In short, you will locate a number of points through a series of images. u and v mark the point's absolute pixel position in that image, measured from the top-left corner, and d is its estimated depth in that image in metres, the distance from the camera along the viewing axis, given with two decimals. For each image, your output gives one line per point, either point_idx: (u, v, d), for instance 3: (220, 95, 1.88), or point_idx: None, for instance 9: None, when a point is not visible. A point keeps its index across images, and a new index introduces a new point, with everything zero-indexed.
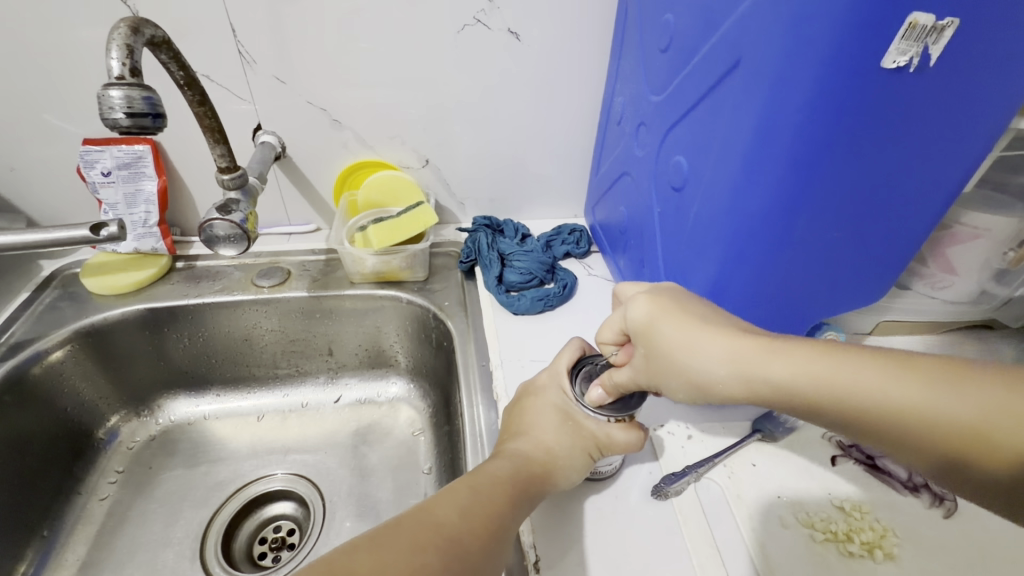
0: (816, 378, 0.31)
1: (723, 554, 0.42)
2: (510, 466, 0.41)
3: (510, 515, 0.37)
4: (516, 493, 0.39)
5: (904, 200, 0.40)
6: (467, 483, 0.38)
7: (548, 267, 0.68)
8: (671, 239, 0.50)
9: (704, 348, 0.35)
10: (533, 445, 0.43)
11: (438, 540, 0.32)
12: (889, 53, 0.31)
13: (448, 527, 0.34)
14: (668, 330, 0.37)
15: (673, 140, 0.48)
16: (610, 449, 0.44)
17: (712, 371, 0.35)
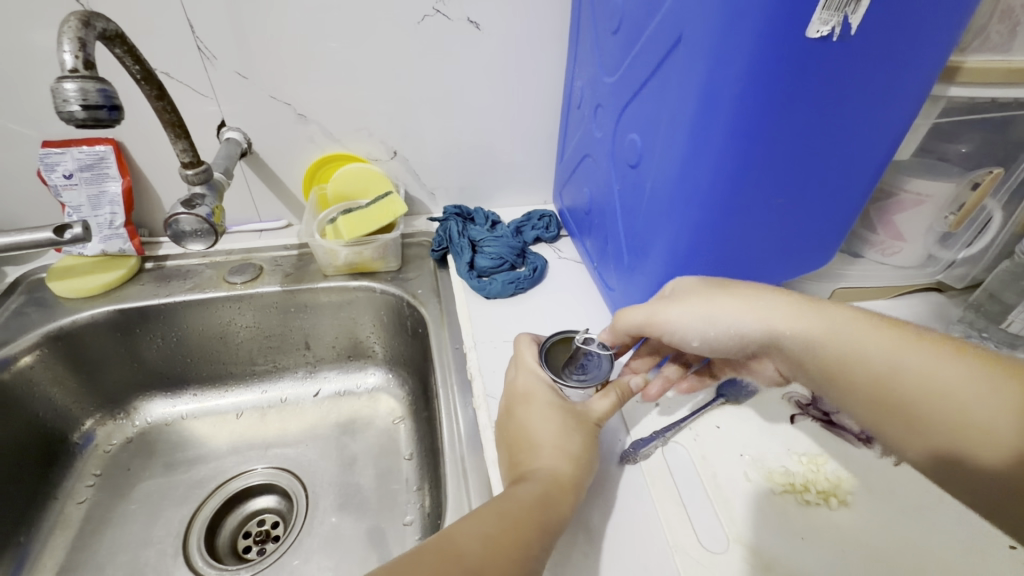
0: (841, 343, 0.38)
1: (689, 509, 0.44)
2: (538, 489, 0.39)
3: (537, 546, 0.36)
4: (546, 519, 0.37)
5: (839, 164, 0.42)
6: (496, 508, 0.37)
7: (519, 252, 0.70)
8: (630, 214, 0.52)
9: (772, 320, 0.40)
10: (555, 459, 0.42)
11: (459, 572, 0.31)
12: (812, 22, 0.33)
13: (471, 559, 0.32)
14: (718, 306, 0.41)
15: (627, 118, 0.50)
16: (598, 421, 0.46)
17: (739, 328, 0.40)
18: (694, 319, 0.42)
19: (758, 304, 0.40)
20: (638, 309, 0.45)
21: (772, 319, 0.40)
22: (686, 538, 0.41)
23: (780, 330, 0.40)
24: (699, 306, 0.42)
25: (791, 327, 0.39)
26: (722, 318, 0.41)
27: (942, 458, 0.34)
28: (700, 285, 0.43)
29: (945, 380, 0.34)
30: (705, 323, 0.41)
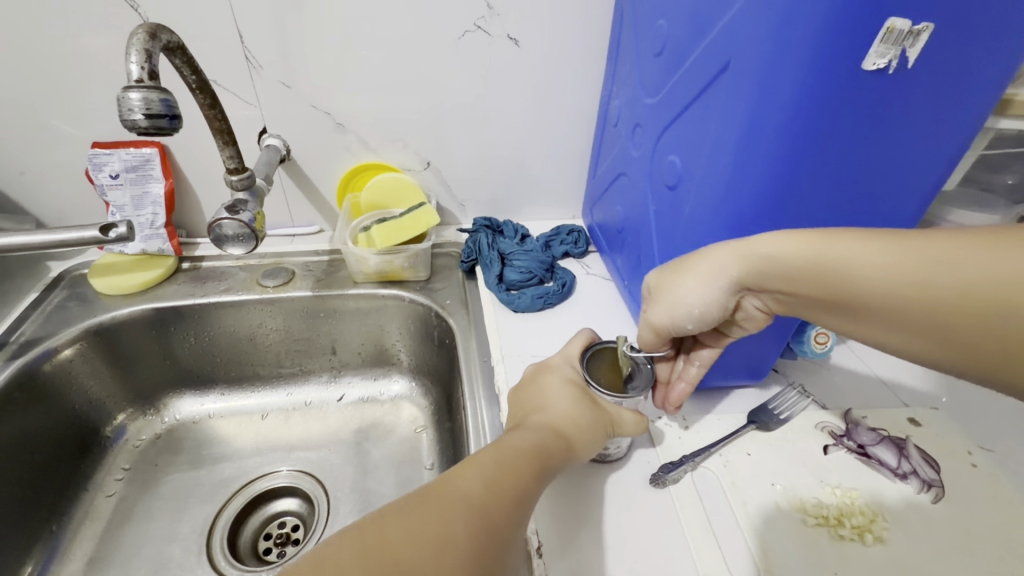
0: (801, 264, 0.36)
1: (719, 537, 0.43)
2: (534, 437, 0.40)
3: (535, 483, 0.37)
4: (539, 462, 0.39)
5: (886, 195, 0.42)
6: (492, 450, 0.38)
7: (547, 266, 0.70)
8: (666, 236, 0.52)
9: (731, 261, 0.39)
10: (554, 416, 0.43)
11: (465, 509, 0.33)
12: (868, 55, 0.33)
13: (473, 495, 0.34)
14: (674, 284, 0.42)
15: (667, 140, 0.50)
16: (621, 430, 0.45)
17: (708, 293, 0.40)
18: (674, 309, 0.42)
19: (700, 267, 0.41)
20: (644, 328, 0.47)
21: (733, 271, 0.39)
22: (715, 567, 0.41)
23: (731, 277, 0.39)
24: (670, 292, 0.42)
25: (747, 270, 0.38)
26: (688, 298, 0.41)
27: (917, 342, 0.34)
28: (665, 273, 0.44)
29: (873, 275, 0.33)
30: (679, 308, 0.42)
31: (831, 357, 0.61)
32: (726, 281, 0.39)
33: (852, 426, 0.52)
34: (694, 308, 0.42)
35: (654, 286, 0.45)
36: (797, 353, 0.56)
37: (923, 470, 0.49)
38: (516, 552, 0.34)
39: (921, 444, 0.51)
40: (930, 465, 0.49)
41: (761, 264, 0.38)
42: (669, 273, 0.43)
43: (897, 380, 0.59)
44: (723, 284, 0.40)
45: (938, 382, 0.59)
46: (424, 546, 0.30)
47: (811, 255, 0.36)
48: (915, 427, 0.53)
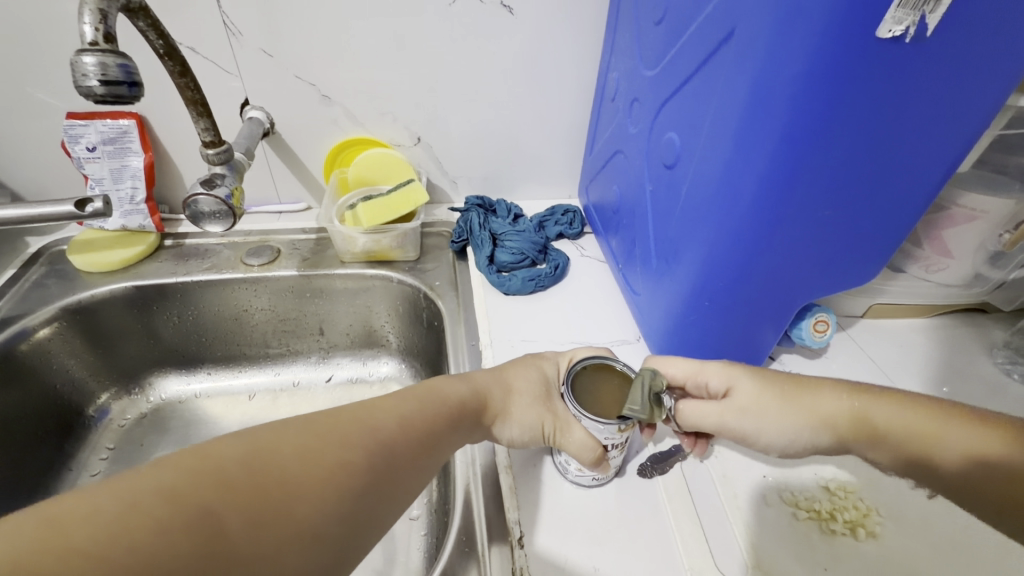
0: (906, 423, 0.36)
1: (706, 530, 0.42)
2: (467, 392, 0.40)
3: (447, 438, 0.37)
4: (459, 417, 0.38)
5: (896, 177, 0.39)
6: (416, 395, 0.38)
7: (541, 248, 0.68)
8: (663, 217, 0.49)
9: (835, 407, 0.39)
10: (497, 380, 0.43)
11: (371, 441, 0.33)
12: (885, 21, 0.30)
13: (383, 431, 0.34)
14: (767, 407, 0.41)
15: (666, 116, 0.47)
16: (561, 440, 0.41)
17: (809, 430, 0.39)
18: (772, 430, 0.40)
19: (805, 407, 0.40)
20: (712, 413, 0.43)
21: (838, 421, 0.38)
22: (701, 560, 0.39)
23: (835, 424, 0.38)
24: (770, 417, 0.40)
25: (852, 425, 0.38)
26: (790, 428, 0.40)
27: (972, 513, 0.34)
28: (769, 390, 0.41)
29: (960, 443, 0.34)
30: (782, 432, 0.40)
31: (830, 345, 0.59)
32: (830, 434, 0.39)
33: None
34: (790, 438, 0.40)
35: (742, 397, 0.42)
36: (795, 341, 0.54)
37: None
38: (408, 497, 0.34)
39: None
40: None
41: (871, 427, 0.37)
42: (773, 395, 0.41)
43: (896, 370, 0.57)
44: (824, 437, 0.39)
45: (939, 370, 0.58)
46: (317, 463, 0.30)
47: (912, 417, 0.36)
48: None
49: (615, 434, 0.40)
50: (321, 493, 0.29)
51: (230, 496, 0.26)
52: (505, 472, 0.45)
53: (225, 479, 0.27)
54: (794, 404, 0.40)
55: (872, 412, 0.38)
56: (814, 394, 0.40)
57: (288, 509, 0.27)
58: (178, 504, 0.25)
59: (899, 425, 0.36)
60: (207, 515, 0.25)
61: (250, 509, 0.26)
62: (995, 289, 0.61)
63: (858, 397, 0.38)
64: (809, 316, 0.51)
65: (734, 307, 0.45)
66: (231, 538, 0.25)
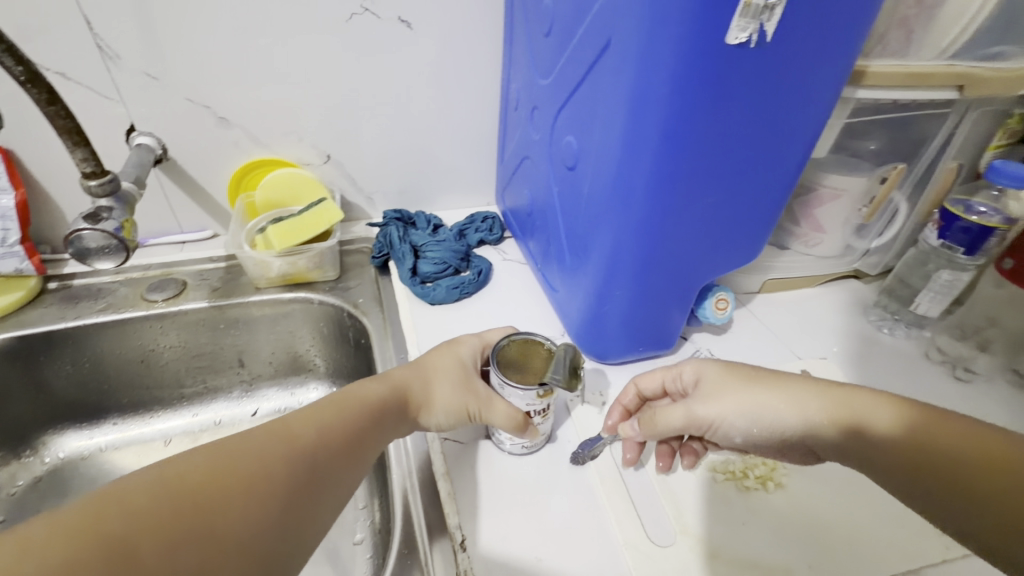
0: (868, 411, 0.36)
1: (637, 505, 0.44)
2: (384, 390, 0.41)
3: (372, 436, 0.38)
4: (381, 416, 0.39)
5: (763, 164, 0.44)
6: (335, 400, 0.39)
7: (463, 255, 0.69)
8: (571, 215, 0.52)
9: (801, 397, 0.38)
10: (416, 373, 0.43)
11: (291, 450, 0.34)
12: (731, 29, 0.34)
13: (304, 440, 0.35)
14: (734, 389, 0.41)
15: (563, 120, 0.50)
16: (488, 416, 0.42)
17: (782, 411, 0.39)
18: (736, 410, 0.41)
19: (773, 394, 0.39)
20: (676, 408, 0.43)
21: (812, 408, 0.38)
22: (635, 534, 0.42)
23: (807, 410, 0.38)
24: (734, 398, 0.41)
25: (824, 412, 0.37)
26: (763, 411, 0.39)
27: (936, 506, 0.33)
28: (733, 375, 0.42)
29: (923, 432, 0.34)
30: (749, 415, 0.40)
31: (735, 321, 0.65)
32: (800, 416, 0.38)
33: None
34: (755, 421, 0.40)
35: (705, 385, 0.43)
36: (702, 320, 0.58)
37: None
38: (339, 500, 0.35)
39: None
40: None
41: (845, 414, 0.36)
42: (740, 381, 0.42)
43: (790, 336, 0.64)
44: (792, 418, 0.38)
45: (826, 332, 0.65)
46: (232, 480, 0.30)
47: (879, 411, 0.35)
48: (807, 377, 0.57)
49: (536, 400, 0.42)
50: (240, 507, 0.30)
51: (139, 525, 0.26)
52: (445, 479, 0.45)
53: (135, 507, 0.27)
54: (768, 388, 0.40)
55: (852, 397, 0.37)
56: (792, 388, 0.39)
57: (205, 531, 0.28)
58: (80, 540, 0.25)
59: (884, 422, 0.35)
60: (115, 546, 0.25)
61: (161, 535, 0.27)
62: (864, 257, 0.69)
63: (840, 390, 0.38)
64: (710, 296, 0.56)
65: (642, 292, 0.49)
66: (143, 562, 0.25)
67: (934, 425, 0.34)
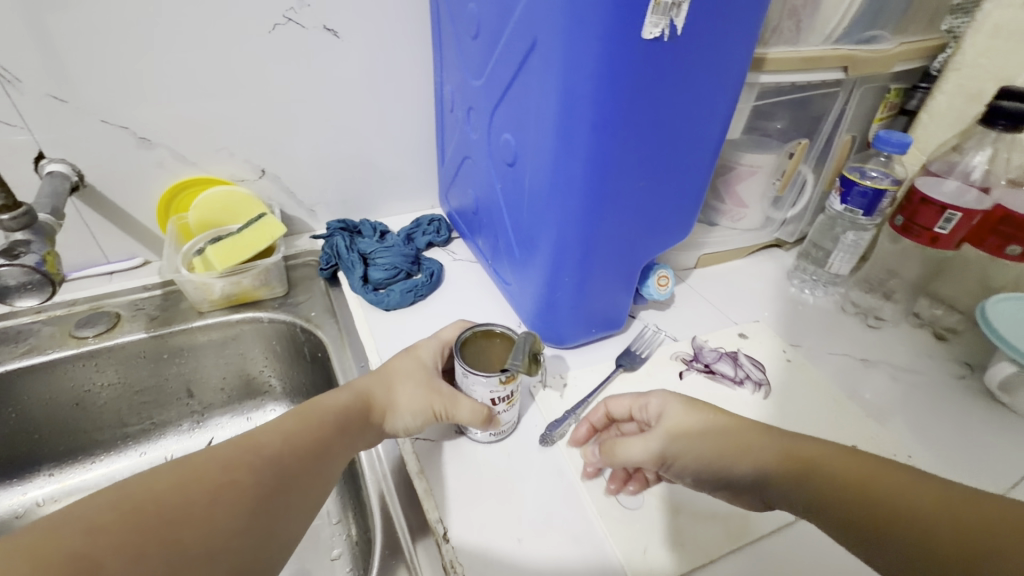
0: (820, 458, 0.34)
1: (606, 475, 0.47)
2: (351, 397, 0.42)
3: (339, 443, 0.39)
4: (347, 423, 0.40)
5: (685, 147, 0.48)
6: (299, 410, 0.40)
7: (413, 259, 0.69)
8: (515, 209, 0.54)
9: (756, 441, 0.37)
10: (377, 381, 0.44)
11: (259, 456, 0.35)
12: (645, 25, 0.37)
13: (269, 445, 0.36)
14: (693, 429, 0.40)
15: (499, 119, 0.52)
16: (452, 415, 0.44)
17: (737, 458, 0.37)
18: (694, 451, 0.39)
19: (729, 436, 0.38)
20: (638, 440, 0.41)
21: (768, 454, 0.36)
22: (606, 502, 0.44)
23: (760, 458, 0.36)
24: (691, 436, 0.39)
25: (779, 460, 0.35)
26: (720, 455, 0.37)
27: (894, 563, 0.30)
28: (696, 412, 0.41)
29: (877, 481, 0.32)
30: (705, 457, 0.38)
31: (676, 296, 0.69)
32: (755, 464, 0.36)
33: (699, 349, 0.60)
34: (708, 462, 0.38)
35: (669, 420, 0.42)
36: (646, 297, 0.62)
37: (754, 373, 0.57)
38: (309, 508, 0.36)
39: (750, 352, 0.60)
40: (757, 367, 0.58)
41: (797, 461, 0.35)
42: (698, 420, 0.40)
43: (727, 305, 0.69)
44: (747, 465, 0.36)
45: (757, 297, 0.71)
46: (198, 488, 0.31)
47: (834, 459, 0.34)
48: (744, 339, 0.62)
49: (499, 387, 0.43)
50: (207, 515, 0.30)
51: (103, 536, 0.27)
52: (421, 477, 0.46)
53: (97, 522, 0.27)
54: (725, 430, 0.38)
55: (804, 448, 0.35)
56: (754, 435, 0.37)
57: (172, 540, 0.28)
58: (43, 557, 0.25)
59: (836, 470, 0.33)
60: (79, 560, 0.25)
61: (127, 546, 0.27)
62: (783, 227, 0.76)
63: (792, 440, 0.36)
64: (652, 274, 0.60)
65: (590, 276, 0.52)
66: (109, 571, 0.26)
67: (886, 476, 0.32)
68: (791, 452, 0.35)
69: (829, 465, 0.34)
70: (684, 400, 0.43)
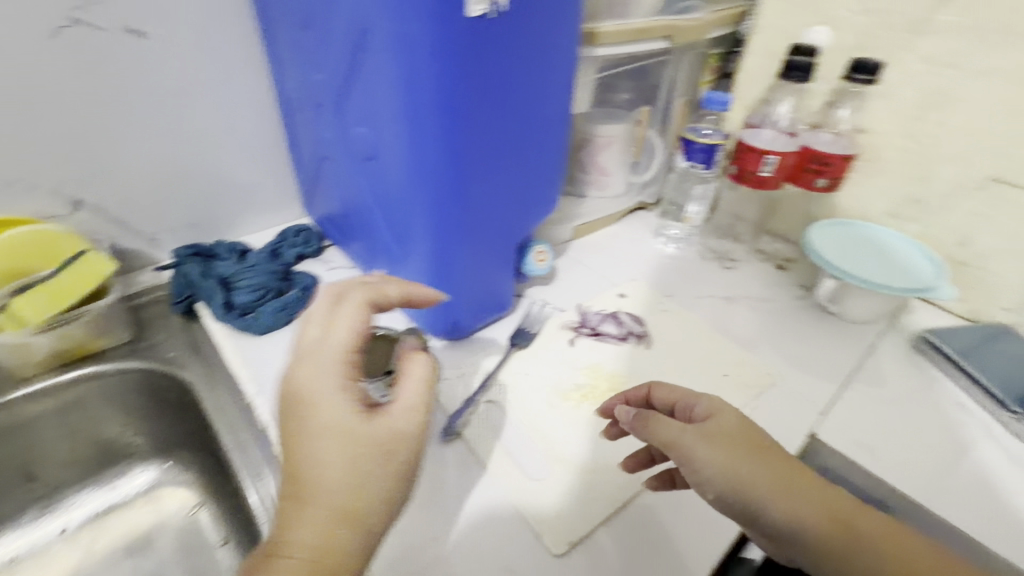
0: (862, 528, 0.35)
1: (514, 454, 0.47)
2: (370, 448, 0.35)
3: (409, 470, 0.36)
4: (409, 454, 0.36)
5: (538, 122, 0.49)
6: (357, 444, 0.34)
7: (282, 275, 0.63)
8: (383, 205, 0.52)
9: (808, 500, 0.36)
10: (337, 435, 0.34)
11: (355, 533, 0.32)
12: (468, 4, 0.36)
13: (360, 512, 0.33)
14: (754, 461, 0.37)
15: (348, 113, 0.49)
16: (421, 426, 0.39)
17: (785, 511, 0.36)
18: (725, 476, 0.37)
19: (775, 474, 0.36)
20: (681, 431, 0.39)
21: (820, 518, 0.35)
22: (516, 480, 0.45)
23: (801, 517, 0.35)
24: (747, 467, 0.36)
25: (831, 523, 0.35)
26: (756, 497, 0.36)
27: None
28: (749, 437, 0.38)
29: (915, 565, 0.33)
30: (736, 489, 0.36)
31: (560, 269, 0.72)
32: (808, 517, 0.35)
33: (585, 314, 0.62)
34: (734, 485, 0.36)
35: (714, 425, 0.39)
36: (529, 274, 0.63)
37: (635, 326, 0.61)
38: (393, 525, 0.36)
39: (630, 309, 0.64)
40: (637, 321, 0.62)
41: (847, 530, 0.35)
42: (754, 453, 0.37)
43: (605, 269, 0.72)
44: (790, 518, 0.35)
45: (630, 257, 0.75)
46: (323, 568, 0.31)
47: (891, 539, 0.34)
48: (624, 299, 0.66)
49: None
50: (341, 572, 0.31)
51: None
52: None
53: None
54: (766, 466, 0.37)
55: (851, 516, 0.35)
56: (811, 484, 0.36)
57: None
58: None
59: (876, 543, 0.34)
60: None
61: None
62: (645, 189, 0.81)
63: (835, 498, 0.36)
64: (531, 251, 0.61)
65: (470, 261, 0.51)
66: None
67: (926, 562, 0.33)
68: (844, 522, 0.35)
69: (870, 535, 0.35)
70: (738, 420, 0.39)
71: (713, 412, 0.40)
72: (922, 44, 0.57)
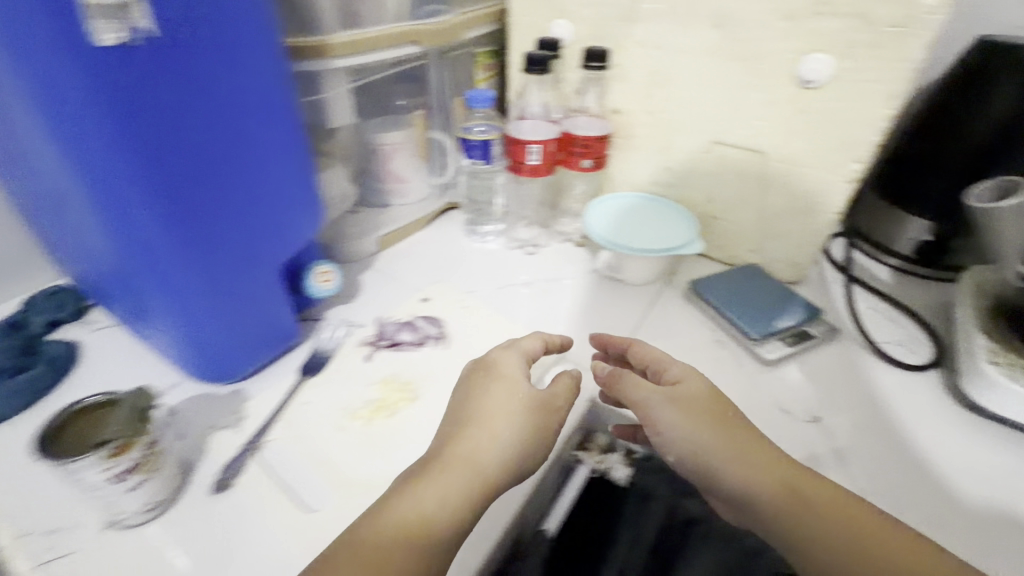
0: (801, 492, 0.41)
1: (292, 493, 0.45)
2: (464, 476, 0.40)
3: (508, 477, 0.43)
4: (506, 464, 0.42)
5: (261, 147, 0.46)
6: (451, 463, 0.41)
7: (24, 350, 0.55)
8: (101, 255, 0.46)
9: (761, 470, 0.42)
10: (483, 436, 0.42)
11: (421, 541, 0.37)
12: (95, 31, 0.33)
13: (431, 529, 0.38)
14: (698, 431, 0.44)
15: (30, 159, 0.43)
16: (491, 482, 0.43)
17: (746, 480, 0.42)
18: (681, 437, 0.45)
19: (745, 448, 0.44)
20: (660, 400, 0.46)
21: (772, 485, 0.42)
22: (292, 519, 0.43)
23: (750, 481, 0.42)
24: (697, 430, 0.44)
25: (776, 493, 0.41)
26: (711, 460, 0.43)
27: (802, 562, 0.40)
28: (709, 407, 0.46)
29: (849, 535, 0.39)
30: (688, 441, 0.44)
31: (364, 284, 0.70)
32: (762, 484, 0.42)
33: (383, 327, 0.61)
34: (695, 451, 0.44)
35: (682, 390, 0.47)
36: (320, 297, 0.60)
37: (431, 329, 0.62)
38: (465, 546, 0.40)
39: (432, 313, 0.64)
40: (434, 324, 0.62)
41: (799, 496, 0.41)
42: (706, 425, 0.44)
43: (411, 275, 0.72)
44: (754, 483, 0.42)
45: (438, 259, 0.75)
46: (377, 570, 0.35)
47: (842, 513, 0.40)
48: (426, 303, 0.66)
49: (111, 463, 0.37)
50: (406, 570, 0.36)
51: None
52: None
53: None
54: (719, 437, 0.44)
55: (800, 486, 0.42)
56: (780, 462, 0.43)
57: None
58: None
59: (817, 505, 0.41)
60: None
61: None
62: (447, 190, 0.82)
63: (788, 472, 0.43)
64: (312, 274, 0.58)
65: (217, 301, 0.48)
66: None
67: (862, 532, 0.39)
68: (791, 490, 0.41)
69: (816, 498, 0.41)
70: (706, 390, 0.47)
71: (686, 377, 0.48)
72: (637, 30, 0.64)
